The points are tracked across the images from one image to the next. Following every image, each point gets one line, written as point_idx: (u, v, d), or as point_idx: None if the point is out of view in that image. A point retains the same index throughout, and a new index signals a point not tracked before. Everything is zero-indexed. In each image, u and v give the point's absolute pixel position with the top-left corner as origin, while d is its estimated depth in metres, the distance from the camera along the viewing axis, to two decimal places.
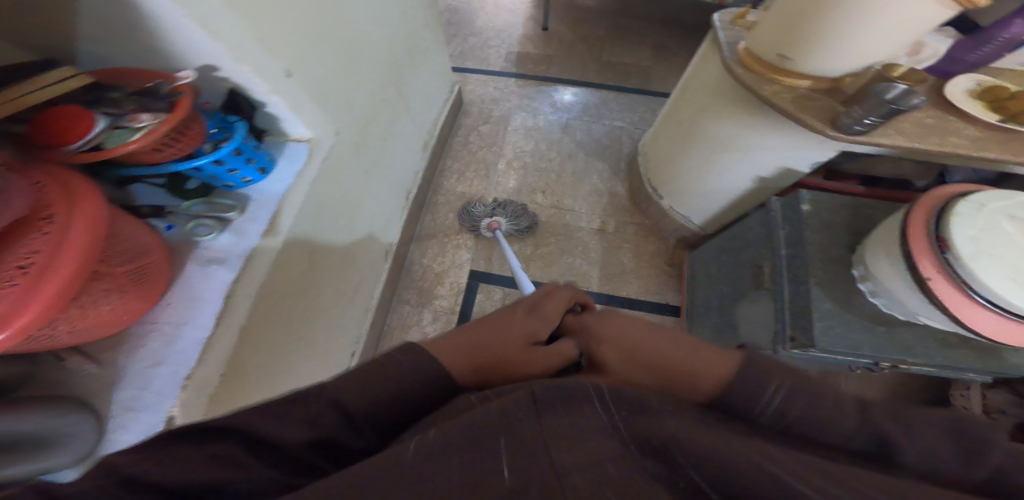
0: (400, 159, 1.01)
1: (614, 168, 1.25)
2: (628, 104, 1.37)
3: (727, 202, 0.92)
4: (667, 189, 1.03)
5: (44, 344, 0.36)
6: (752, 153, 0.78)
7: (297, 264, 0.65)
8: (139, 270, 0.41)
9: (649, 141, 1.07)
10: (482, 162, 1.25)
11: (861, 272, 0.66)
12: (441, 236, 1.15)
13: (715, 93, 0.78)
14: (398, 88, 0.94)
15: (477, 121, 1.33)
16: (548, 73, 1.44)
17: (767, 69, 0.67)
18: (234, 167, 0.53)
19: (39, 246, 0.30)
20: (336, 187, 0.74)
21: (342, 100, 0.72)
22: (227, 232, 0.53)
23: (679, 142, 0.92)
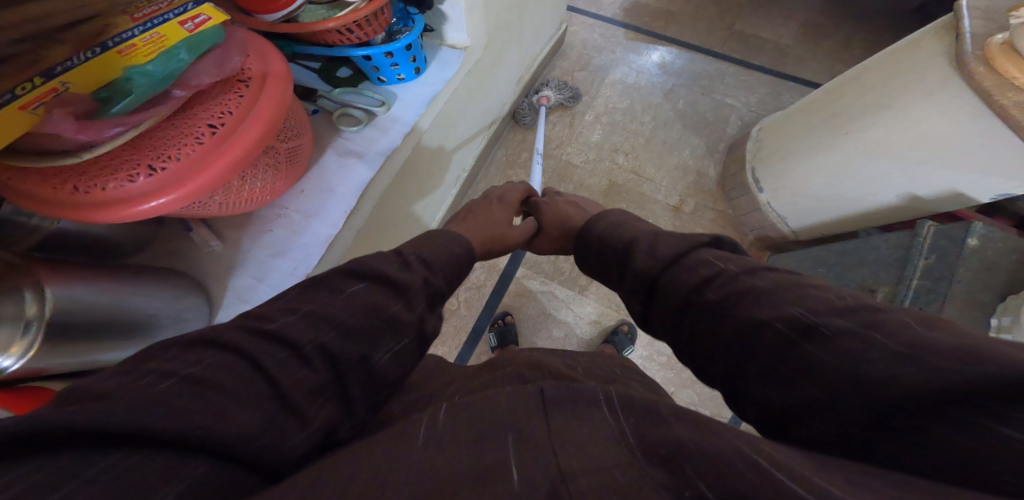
0: (502, 84, 0.98)
1: (711, 148, 1.14)
2: (750, 82, 1.21)
3: (850, 213, 0.82)
4: (772, 182, 0.92)
5: (215, 211, 0.43)
6: (924, 167, 0.67)
7: (398, 176, 0.68)
8: (294, 152, 0.47)
9: (768, 126, 0.94)
10: (569, 110, 1.19)
11: (1000, 322, 0.59)
12: (511, 175, 1.14)
13: (916, 85, 0.64)
14: (522, 14, 0.88)
15: (575, 66, 1.24)
16: (665, 30, 1.28)
17: (1021, 74, 0.52)
18: (396, 62, 0.59)
19: (228, 111, 0.37)
20: (452, 106, 0.76)
21: (498, 13, 0.74)
22: (371, 126, 0.60)
23: (818, 136, 0.79)
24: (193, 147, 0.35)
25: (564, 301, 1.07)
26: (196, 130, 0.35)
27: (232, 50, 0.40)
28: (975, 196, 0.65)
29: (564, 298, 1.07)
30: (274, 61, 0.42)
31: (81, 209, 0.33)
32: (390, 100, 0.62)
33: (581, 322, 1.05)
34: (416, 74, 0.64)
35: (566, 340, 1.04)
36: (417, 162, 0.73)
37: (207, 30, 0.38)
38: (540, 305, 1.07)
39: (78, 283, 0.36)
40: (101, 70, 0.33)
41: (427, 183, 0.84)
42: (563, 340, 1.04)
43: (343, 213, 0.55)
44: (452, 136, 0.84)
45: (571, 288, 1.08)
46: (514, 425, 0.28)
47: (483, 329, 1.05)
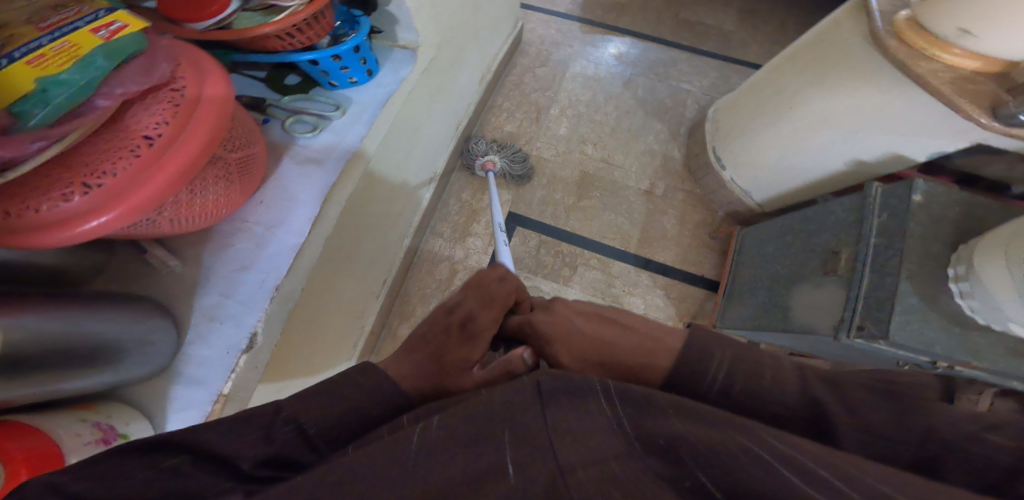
0: (461, 85, 0.98)
1: (674, 132, 1.17)
2: (702, 66, 1.25)
3: (807, 181, 0.85)
4: (733, 157, 0.95)
5: (164, 228, 0.42)
6: (862, 134, 0.70)
7: (365, 181, 0.67)
8: (243, 160, 0.45)
9: (724, 105, 0.98)
10: (534, 106, 1.20)
11: (957, 273, 0.61)
12: (482, 175, 1.15)
13: (843, 60, 0.68)
14: (476, 12, 0.88)
15: (534, 62, 1.25)
16: (618, 21, 1.31)
17: (928, 44, 0.58)
18: (345, 65, 0.59)
19: (163, 121, 0.35)
20: (413, 109, 0.76)
21: (448, 12, 0.74)
22: (326, 131, 0.59)
23: (768, 112, 0.82)
24: (130, 160, 0.33)
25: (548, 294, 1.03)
26: (130, 142, 0.34)
27: (158, 58, 0.38)
28: (915, 156, 0.69)
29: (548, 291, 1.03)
30: (215, 86, 0.39)
31: (13, 233, 0.31)
32: (344, 104, 0.62)
33: None
34: (369, 76, 0.64)
35: None
36: (384, 167, 0.73)
37: (127, 36, 0.38)
38: None
39: (30, 311, 0.34)
40: (13, 83, 0.32)
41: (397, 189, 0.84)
42: None
43: (306, 220, 0.54)
44: (418, 139, 0.84)
45: (555, 280, 1.03)
46: (511, 421, 0.29)
47: None
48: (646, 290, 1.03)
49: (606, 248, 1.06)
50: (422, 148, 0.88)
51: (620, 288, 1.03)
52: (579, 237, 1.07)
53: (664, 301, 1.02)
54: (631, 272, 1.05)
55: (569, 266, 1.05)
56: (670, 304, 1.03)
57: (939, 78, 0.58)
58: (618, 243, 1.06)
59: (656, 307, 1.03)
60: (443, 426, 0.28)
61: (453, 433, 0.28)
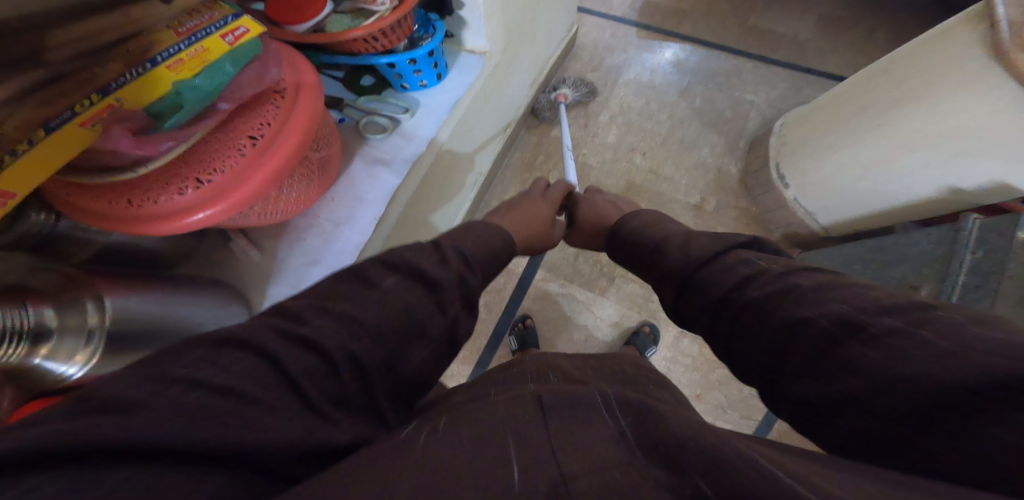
0: (514, 89, 0.97)
1: (730, 145, 1.11)
2: (767, 77, 1.18)
3: (884, 207, 0.78)
4: (799, 175, 0.89)
5: (260, 219, 0.47)
6: (966, 158, 0.63)
7: (424, 182, 0.69)
8: (324, 156, 0.51)
9: (791, 121, 0.92)
10: (583, 111, 1.18)
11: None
12: (525, 178, 1.14)
13: (946, 76, 0.62)
14: (537, 16, 0.88)
15: (588, 67, 1.23)
16: (678, 28, 1.26)
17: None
18: (418, 70, 0.60)
19: (265, 122, 0.43)
20: (472, 112, 0.77)
21: (514, 18, 0.75)
22: (398, 134, 0.62)
23: (846, 130, 0.76)
24: (237, 158, 0.40)
25: (583, 303, 1.06)
26: (239, 141, 0.41)
27: (268, 63, 0.45)
28: (1021, 190, 0.61)
29: (583, 300, 1.06)
30: (307, 74, 0.47)
31: (137, 221, 0.38)
32: (414, 107, 0.63)
33: (602, 324, 1.03)
34: (438, 80, 0.65)
35: (587, 343, 1.02)
36: (439, 167, 0.74)
37: (247, 46, 0.42)
38: (560, 309, 1.05)
39: (134, 296, 0.43)
40: (152, 86, 0.36)
41: (449, 190, 0.86)
42: (583, 343, 1.02)
43: (371, 220, 0.57)
44: (471, 140, 0.85)
45: (590, 290, 1.06)
46: (513, 427, 0.28)
47: (502, 333, 1.05)
48: None
49: None
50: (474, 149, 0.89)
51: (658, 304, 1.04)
52: None
53: None
54: None
55: (606, 277, 1.07)
56: None
57: None
58: None
59: None
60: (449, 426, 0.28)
61: (456, 436, 0.27)
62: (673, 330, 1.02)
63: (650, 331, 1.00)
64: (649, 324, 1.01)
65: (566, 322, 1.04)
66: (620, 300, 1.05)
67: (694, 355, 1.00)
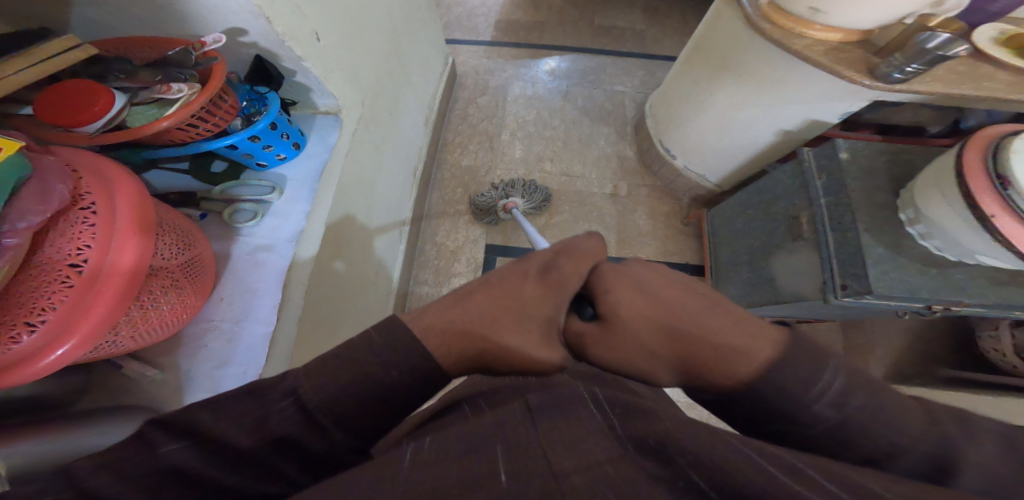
0: (405, 135, 0.98)
1: (621, 132, 1.20)
2: (628, 66, 1.29)
3: (750, 157, 0.87)
4: (681, 147, 0.97)
5: (127, 347, 0.40)
6: (778, 107, 0.72)
7: (326, 251, 0.65)
8: (191, 259, 0.44)
9: (659, 100, 1.00)
10: (483, 135, 1.22)
11: (909, 217, 0.63)
12: (453, 213, 1.15)
13: (733, 45, 0.72)
14: (399, 59, 0.89)
15: (474, 93, 1.27)
16: (542, 39, 1.35)
17: (796, 24, 0.61)
18: (267, 143, 0.57)
19: (86, 244, 0.33)
20: (359, 171, 0.74)
21: (365, 69, 0.74)
22: (269, 215, 0.58)
23: (694, 100, 0.86)
24: (66, 291, 0.32)
25: None
26: (64, 271, 0.32)
27: (50, 179, 0.33)
28: (828, 120, 0.71)
29: None
30: (120, 180, 0.37)
31: None
32: (281, 185, 0.60)
33: None
34: (297, 149, 0.62)
35: None
36: (343, 229, 0.70)
37: (4, 163, 0.31)
38: None
39: (24, 441, 0.35)
40: None
41: (366, 247, 0.82)
42: None
43: (272, 308, 0.52)
44: (372, 194, 0.83)
45: None
46: (499, 440, 0.28)
47: None
48: None
49: None
50: (379, 203, 0.87)
51: None
52: None
53: None
54: None
55: None
56: None
57: (815, 50, 0.61)
58: None
59: None
60: (433, 452, 0.28)
61: (442, 454, 0.27)
62: None
63: None
64: None
65: None
66: None
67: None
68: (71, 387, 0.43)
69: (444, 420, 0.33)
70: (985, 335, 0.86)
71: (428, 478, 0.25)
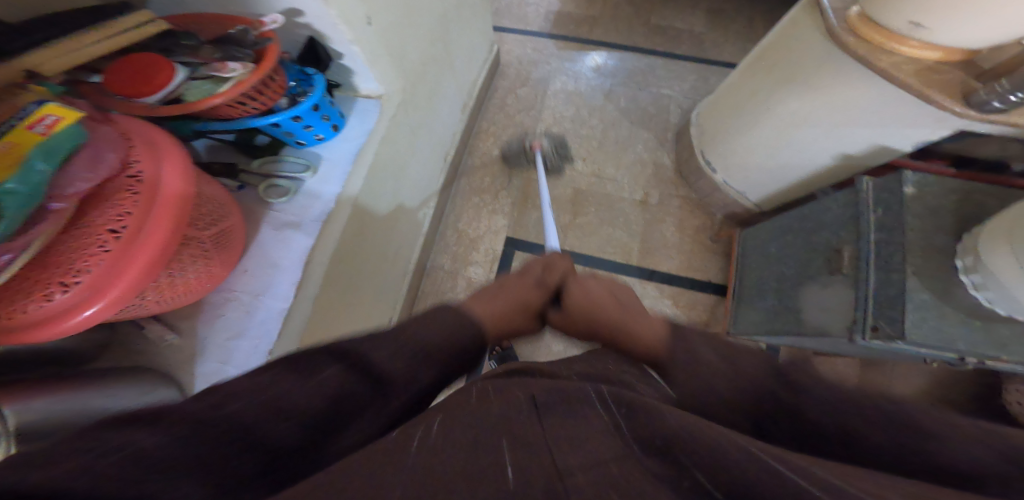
0: (442, 121, 0.99)
1: (660, 138, 1.16)
2: (677, 71, 1.25)
3: (799, 179, 0.83)
4: (724, 160, 0.94)
5: (151, 311, 0.41)
6: (844, 128, 0.69)
7: (354, 230, 0.65)
8: (221, 232, 0.45)
9: (707, 110, 0.97)
10: (519, 127, 1.21)
11: (965, 264, 0.60)
12: (477, 202, 1.14)
13: (806, 60, 0.68)
14: (446, 42, 0.88)
15: (515, 83, 1.26)
16: (591, 34, 1.32)
17: (885, 39, 0.57)
18: (308, 125, 0.57)
19: (126, 211, 0.34)
20: (392, 153, 0.74)
21: (411, 56, 0.74)
22: (303, 194, 0.58)
23: (748, 114, 0.82)
24: (101, 256, 0.33)
25: None
26: (101, 237, 0.33)
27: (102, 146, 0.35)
28: (900, 147, 0.67)
29: None
30: (161, 151, 0.38)
31: (9, 332, 0.31)
32: (315, 163, 0.61)
33: None
34: (336, 131, 0.62)
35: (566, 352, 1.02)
36: (370, 210, 0.70)
37: (64, 129, 0.33)
38: None
39: (38, 397, 0.35)
40: None
41: (389, 229, 0.82)
42: (563, 353, 1.02)
43: (291, 285, 0.53)
44: (402, 177, 0.82)
45: None
46: (508, 432, 0.27)
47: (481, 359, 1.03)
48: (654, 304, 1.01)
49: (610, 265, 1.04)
50: (407, 187, 0.86)
51: None
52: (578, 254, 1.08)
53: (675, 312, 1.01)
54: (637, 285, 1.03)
55: None
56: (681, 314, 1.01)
57: (903, 69, 0.57)
58: (617, 257, 1.04)
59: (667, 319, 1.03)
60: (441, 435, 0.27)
61: (451, 434, 0.27)
62: None
63: None
64: None
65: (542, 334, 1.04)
66: None
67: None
68: (95, 341, 0.45)
69: (455, 400, 0.33)
70: (1013, 390, 0.82)
71: (424, 462, 0.24)
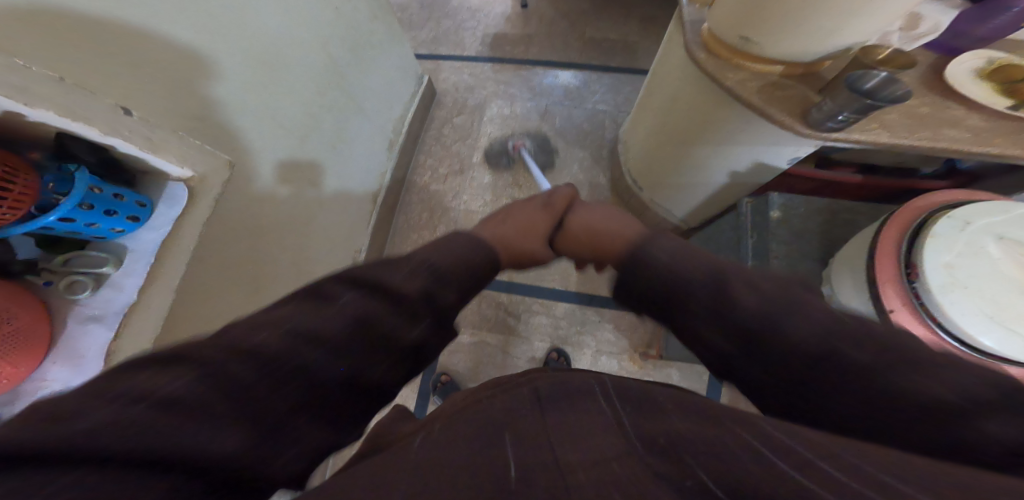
0: (356, 168, 0.95)
1: (596, 156, 1.22)
2: (613, 84, 1.32)
3: (704, 197, 0.91)
4: (646, 179, 1.01)
5: None
6: (725, 149, 0.76)
7: (225, 273, 0.60)
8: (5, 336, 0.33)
9: (629, 129, 1.04)
10: (455, 158, 1.22)
11: (829, 293, 0.68)
12: (416, 240, 1.12)
13: (683, 86, 0.76)
14: (343, 87, 0.85)
15: (451, 112, 1.29)
16: (527, 54, 1.38)
17: (733, 55, 0.64)
18: (91, 222, 0.38)
19: None
20: (272, 201, 0.69)
21: (266, 105, 0.65)
22: (106, 286, 0.41)
23: (654, 134, 0.90)
24: None
25: (499, 346, 1.03)
26: None
27: None
28: (776, 163, 0.73)
29: (497, 344, 1.03)
30: None
31: None
32: (119, 256, 0.42)
33: (519, 363, 1.01)
34: (135, 223, 0.42)
35: None
36: (241, 252, 0.63)
37: None
38: (471, 356, 1.02)
39: None
40: None
41: (285, 277, 0.76)
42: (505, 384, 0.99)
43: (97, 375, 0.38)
44: (294, 226, 0.77)
45: (501, 332, 1.04)
46: (513, 427, 0.29)
47: (427, 395, 1.00)
48: (594, 327, 1.05)
49: (549, 293, 1.09)
50: (312, 235, 0.82)
51: (568, 329, 1.05)
52: (532, 288, 1.09)
53: (614, 335, 1.04)
54: (576, 310, 1.07)
55: (512, 315, 1.06)
56: (621, 337, 1.04)
57: (748, 86, 0.63)
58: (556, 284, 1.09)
59: (608, 343, 1.04)
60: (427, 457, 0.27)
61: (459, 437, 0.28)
62: (588, 352, 1.02)
63: (559, 356, 1.00)
64: (558, 350, 1.01)
65: (494, 370, 1.01)
66: (530, 334, 1.04)
67: (616, 370, 1.01)
68: None
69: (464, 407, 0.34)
70: None
71: (436, 476, 0.25)
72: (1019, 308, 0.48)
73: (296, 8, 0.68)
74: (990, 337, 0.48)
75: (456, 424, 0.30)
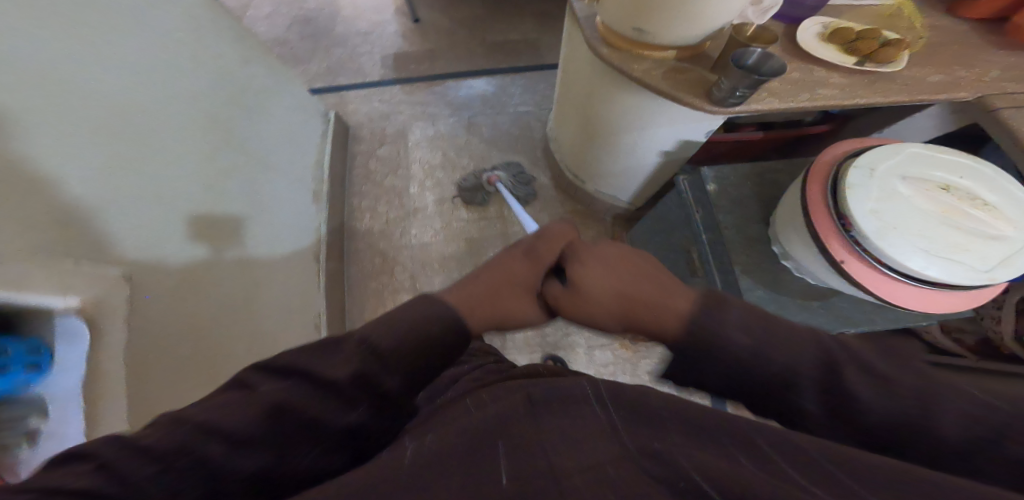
0: (285, 224, 0.88)
1: (532, 158, 1.23)
2: (527, 83, 1.35)
3: (643, 180, 0.92)
4: (582, 171, 1.02)
5: None
6: (649, 134, 0.77)
7: (172, 374, 0.53)
8: None
9: (556, 126, 1.04)
10: (391, 192, 1.19)
11: (782, 251, 0.67)
12: (377, 284, 1.08)
13: (594, 79, 0.76)
14: (244, 140, 0.78)
15: (373, 145, 1.26)
16: (434, 68, 1.37)
17: (631, 46, 0.65)
18: None
19: None
20: (206, 277, 0.62)
21: (168, 175, 0.57)
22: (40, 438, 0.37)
23: (580, 129, 0.91)
24: None
25: None
26: None
27: None
28: (698, 138, 0.75)
29: None
30: None
31: None
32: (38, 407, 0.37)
33: None
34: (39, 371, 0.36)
35: None
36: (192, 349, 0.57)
37: None
38: None
39: None
40: None
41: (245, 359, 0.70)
42: None
43: None
44: (243, 298, 0.70)
45: None
46: (500, 434, 0.30)
47: None
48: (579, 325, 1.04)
49: None
50: (262, 305, 0.76)
51: (555, 336, 1.03)
52: None
53: None
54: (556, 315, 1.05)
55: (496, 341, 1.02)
56: None
57: (652, 74, 0.64)
58: None
59: (596, 337, 1.03)
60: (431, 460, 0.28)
61: (443, 453, 0.28)
62: (581, 351, 1.01)
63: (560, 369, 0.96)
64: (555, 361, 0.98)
65: None
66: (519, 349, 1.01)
67: (612, 361, 1.01)
68: None
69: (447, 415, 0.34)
70: None
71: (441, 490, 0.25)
72: (948, 237, 0.52)
73: (169, 64, 0.61)
74: (934, 270, 0.51)
75: (456, 441, 0.29)
